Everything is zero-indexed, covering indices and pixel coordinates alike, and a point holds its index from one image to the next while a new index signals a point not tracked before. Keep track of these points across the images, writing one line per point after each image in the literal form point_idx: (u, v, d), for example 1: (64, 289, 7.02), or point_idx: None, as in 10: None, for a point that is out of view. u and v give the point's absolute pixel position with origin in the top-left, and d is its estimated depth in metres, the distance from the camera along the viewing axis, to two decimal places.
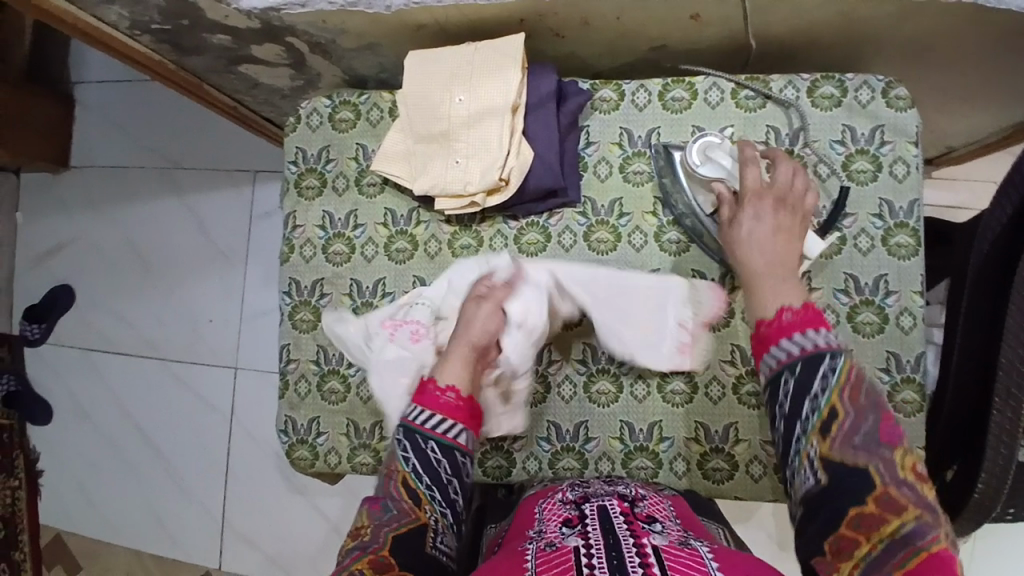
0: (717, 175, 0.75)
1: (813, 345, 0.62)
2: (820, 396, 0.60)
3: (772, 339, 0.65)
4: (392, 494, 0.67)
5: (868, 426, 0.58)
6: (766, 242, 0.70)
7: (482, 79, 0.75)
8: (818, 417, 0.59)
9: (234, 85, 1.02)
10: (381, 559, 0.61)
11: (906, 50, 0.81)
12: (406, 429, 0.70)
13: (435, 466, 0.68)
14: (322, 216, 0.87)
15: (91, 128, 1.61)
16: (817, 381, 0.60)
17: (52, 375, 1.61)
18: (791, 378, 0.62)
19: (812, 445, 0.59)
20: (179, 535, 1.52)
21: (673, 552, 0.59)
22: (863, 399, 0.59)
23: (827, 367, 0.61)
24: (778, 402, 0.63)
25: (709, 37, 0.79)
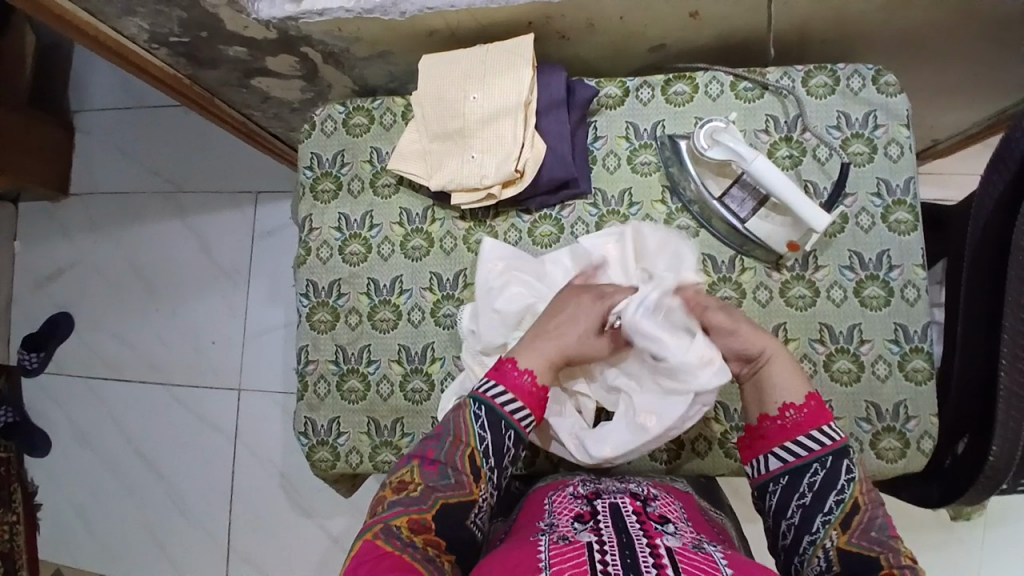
0: (725, 154, 0.77)
1: (830, 442, 0.67)
2: (846, 490, 0.65)
3: (785, 435, 0.68)
4: (454, 464, 0.69)
5: (881, 516, 0.64)
6: (750, 339, 0.72)
7: (494, 77, 0.79)
8: (842, 509, 0.64)
9: (245, 98, 1.05)
10: (422, 521, 0.64)
11: (891, 43, 0.86)
12: (486, 403, 0.71)
13: (503, 451, 0.71)
14: (338, 218, 0.89)
15: (92, 155, 1.62)
16: (843, 474, 0.66)
17: (51, 403, 1.58)
18: (819, 471, 0.66)
19: (831, 537, 0.63)
20: (183, 563, 1.48)
21: (686, 553, 0.59)
22: (875, 496, 0.66)
23: (849, 464, 0.66)
24: (797, 490, 0.66)
25: (706, 35, 0.84)
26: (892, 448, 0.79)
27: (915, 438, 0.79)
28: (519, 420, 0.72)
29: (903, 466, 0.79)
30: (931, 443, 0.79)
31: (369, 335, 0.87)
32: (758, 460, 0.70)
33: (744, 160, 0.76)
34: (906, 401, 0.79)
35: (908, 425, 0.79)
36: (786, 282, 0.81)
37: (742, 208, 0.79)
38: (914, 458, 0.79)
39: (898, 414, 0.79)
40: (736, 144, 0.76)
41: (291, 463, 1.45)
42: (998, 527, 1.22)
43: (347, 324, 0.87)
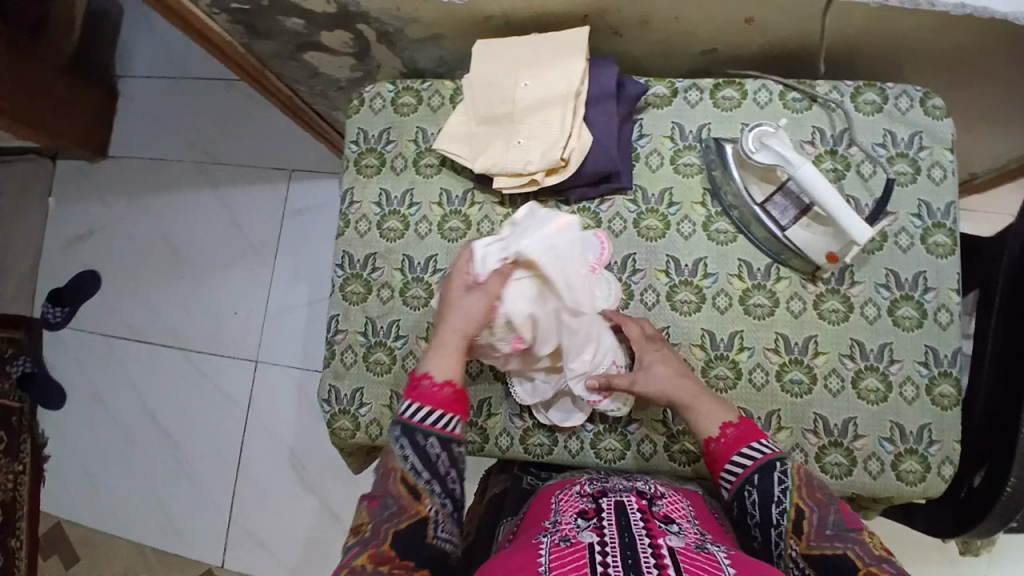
0: (772, 160, 0.76)
1: (761, 456, 0.68)
2: (783, 500, 0.65)
3: (724, 457, 0.70)
4: (391, 492, 0.67)
5: (831, 513, 0.64)
6: (669, 377, 0.75)
7: (547, 66, 0.80)
8: (788, 518, 0.64)
9: (295, 72, 1.07)
10: (381, 553, 0.63)
11: (942, 67, 0.87)
12: (405, 426, 0.69)
13: (434, 459, 0.69)
14: (379, 193, 0.90)
15: (133, 120, 1.65)
16: (776, 485, 0.66)
17: (70, 359, 1.60)
18: (752, 490, 0.67)
19: (792, 545, 0.63)
20: (184, 530, 1.48)
21: (688, 553, 0.59)
22: (817, 493, 0.66)
23: (780, 474, 0.66)
24: (749, 511, 0.67)
25: (758, 43, 0.84)
26: (913, 471, 0.78)
27: (936, 463, 0.78)
28: (441, 425, 0.70)
29: (921, 490, 0.78)
30: (951, 469, 0.79)
31: (399, 311, 0.87)
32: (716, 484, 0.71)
33: (790, 167, 0.75)
34: (931, 425, 0.78)
35: (931, 449, 0.78)
36: (821, 295, 0.81)
37: (783, 216, 0.79)
38: (933, 482, 0.79)
39: (922, 437, 0.78)
40: (783, 149, 0.76)
41: (300, 439, 1.46)
42: (1009, 569, 1.20)
43: (378, 299, 0.88)
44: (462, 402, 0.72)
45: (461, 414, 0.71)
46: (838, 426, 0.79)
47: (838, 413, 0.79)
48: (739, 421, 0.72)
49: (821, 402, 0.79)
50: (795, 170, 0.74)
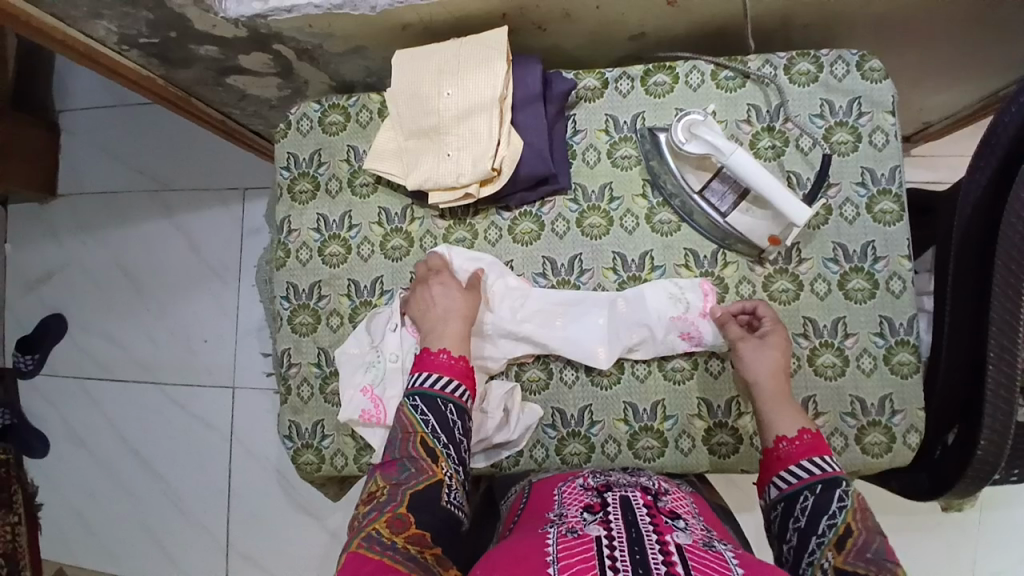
0: (704, 148, 0.75)
1: (821, 471, 0.66)
2: (837, 515, 0.63)
3: (789, 460, 0.69)
4: (411, 454, 0.69)
5: (878, 543, 0.61)
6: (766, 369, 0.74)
7: (468, 72, 0.77)
8: (834, 531, 0.62)
9: (222, 96, 1.04)
10: (399, 518, 0.63)
11: (877, 27, 0.84)
12: (422, 394, 0.73)
13: (451, 426, 0.72)
14: (316, 219, 0.88)
15: (78, 155, 1.61)
16: (834, 501, 0.64)
17: (47, 404, 1.59)
18: (808, 497, 0.65)
19: (827, 556, 0.60)
20: (183, 560, 1.49)
21: (696, 551, 0.57)
22: (870, 522, 0.63)
23: (841, 492, 0.64)
24: (793, 515, 0.65)
25: (685, 22, 0.82)
26: (878, 443, 0.78)
27: (901, 432, 0.78)
28: (455, 394, 0.74)
29: (889, 461, 0.78)
30: (917, 437, 0.78)
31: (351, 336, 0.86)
32: (764, 493, 0.70)
33: (719, 154, 0.74)
34: (892, 395, 0.78)
35: (894, 419, 0.78)
36: (770, 276, 0.80)
37: (722, 201, 0.77)
38: (901, 452, 0.78)
39: (884, 408, 0.78)
40: (712, 137, 0.74)
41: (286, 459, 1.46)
42: (991, 511, 1.22)
43: (328, 327, 0.87)
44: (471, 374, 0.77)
45: (471, 389, 0.76)
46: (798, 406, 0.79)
47: (798, 392, 0.79)
48: (816, 433, 0.70)
49: None
50: (723, 157, 0.74)
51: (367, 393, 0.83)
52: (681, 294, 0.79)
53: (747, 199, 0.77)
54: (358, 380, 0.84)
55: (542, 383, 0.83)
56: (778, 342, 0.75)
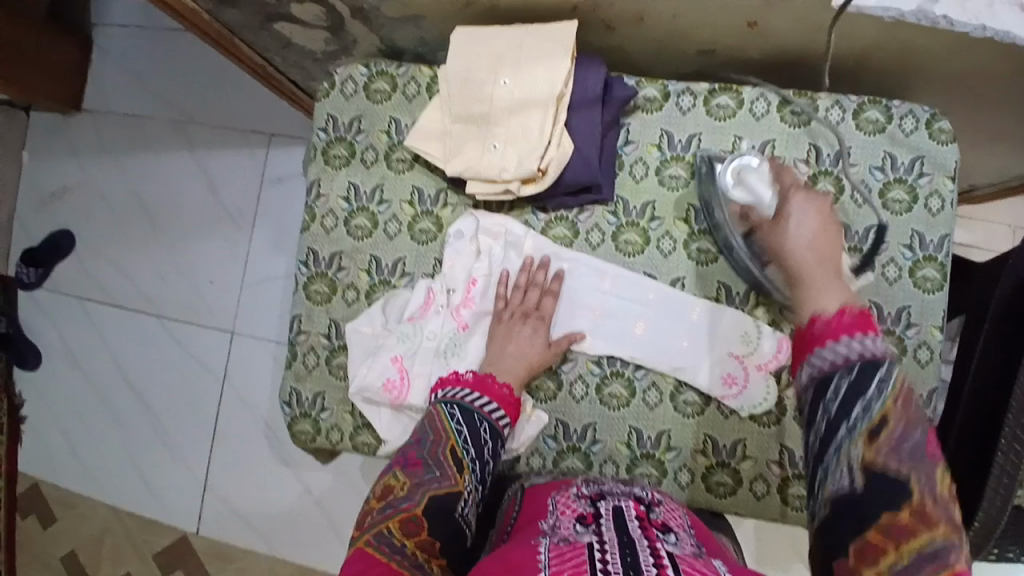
0: (751, 201, 0.72)
1: (869, 352, 0.53)
2: (873, 403, 0.51)
3: (821, 340, 0.56)
4: (437, 459, 0.66)
5: (918, 436, 0.49)
6: (812, 237, 0.66)
7: (529, 64, 0.74)
8: (869, 421, 0.50)
9: (266, 42, 1.00)
10: (413, 520, 0.61)
11: (953, 83, 0.81)
12: (462, 406, 0.71)
13: (482, 443, 0.69)
14: (347, 187, 0.86)
15: (107, 73, 1.57)
16: (873, 383, 0.51)
17: (45, 320, 1.58)
18: (842, 380, 0.53)
19: (856, 448, 0.50)
20: (159, 494, 1.49)
21: (687, 558, 0.55)
22: (914, 408, 0.51)
23: (884, 373, 0.52)
24: (822, 397, 0.54)
25: (759, 47, 0.78)
26: None
27: None
28: (493, 416, 0.72)
29: None
30: None
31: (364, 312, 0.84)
32: (797, 367, 0.58)
33: (765, 206, 0.71)
34: None
35: None
36: None
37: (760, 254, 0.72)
38: None
39: None
40: (766, 190, 0.72)
41: (274, 411, 1.45)
42: None
43: (344, 299, 0.85)
44: (517, 409, 0.74)
45: (513, 419, 0.74)
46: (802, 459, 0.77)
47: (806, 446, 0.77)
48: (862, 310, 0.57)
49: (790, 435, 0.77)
50: (776, 198, 0.70)
51: (389, 389, 0.80)
52: (756, 339, 0.77)
53: (796, 189, 0.69)
54: (377, 376, 0.80)
55: (549, 394, 0.81)
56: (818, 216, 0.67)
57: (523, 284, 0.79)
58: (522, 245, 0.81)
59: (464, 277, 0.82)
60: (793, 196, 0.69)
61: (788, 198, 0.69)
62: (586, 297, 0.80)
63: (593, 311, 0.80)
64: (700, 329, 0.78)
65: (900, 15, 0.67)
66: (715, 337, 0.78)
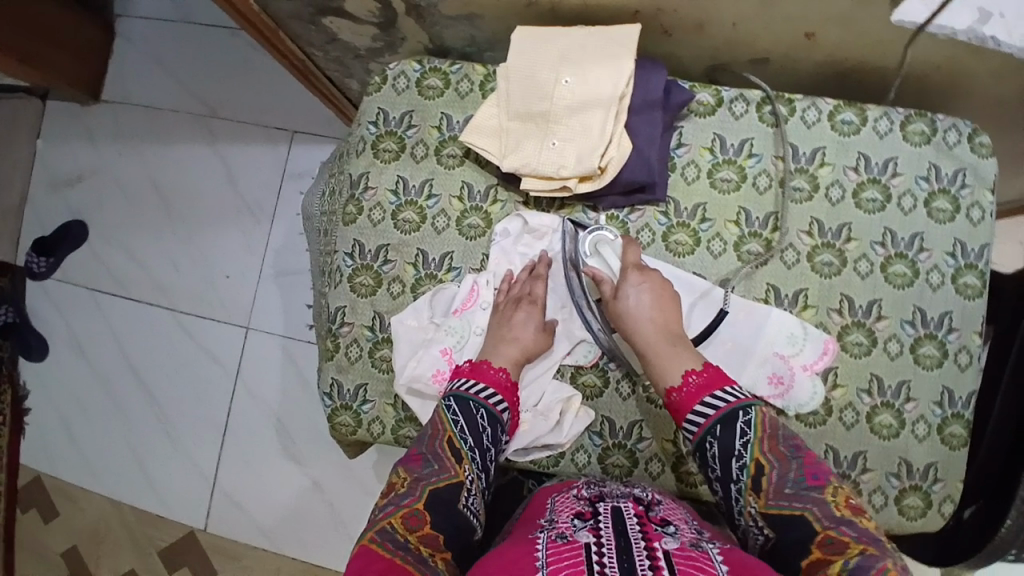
0: (600, 270, 0.80)
1: (732, 399, 0.66)
2: (744, 454, 0.62)
3: (685, 407, 0.67)
4: (437, 452, 0.67)
5: (791, 471, 0.61)
6: (649, 309, 0.75)
7: (592, 64, 0.75)
8: (748, 474, 0.62)
9: (311, 36, 1.00)
10: (415, 513, 0.61)
11: (996, 102, 0.83)
12: (458, 396, 0.72)
13: (480, 431, 0.70)
14: (396, 181, 0.86)
15: (129, 62, 1.55)
16: (738, 439, 0.63)
17: (53, 310, 1.55)
18: (714, 443, 0.64)
19: (750, 502, 0.61)
20: (166, 490, 1.46)
21: (683, 553, 0.55)
22: (778, 446, 0.63)
23: (742, 426, 0.64)
24: (709, 466, 0.65)
25: (811, 57, 0.80)
26: (914, 506, 0.78)
27: (937, 500, 0.79)
28: (490, 402, 0.73)
29: (920, 525, 0.79)
30: (950, 507, 0.79)
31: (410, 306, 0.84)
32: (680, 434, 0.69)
33: (613, 274, 0.79)
34: (938, 464, 0.78)
35: (934, 487, 0.78)
36: (846, 327, 0.79)
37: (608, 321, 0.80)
38: (933, 518, 0.79)
39: (927, 475, 0.78)
40: (614, 264, 0.80)
41: (288, 408, 1.43)
42: None
43: (389, 293, 0.85)
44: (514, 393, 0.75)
45: (512, 404, 0.75)
46: (847, 460, 0.78)
47: (849, 447, 0.78)
48: (711, 369, 0.70)
49: (834, 435, 0.78)
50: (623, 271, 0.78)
51: (439, 379, 0.80)
52: (802, 340, 0.78)
53: (635, 268, 0.77)
54: (427, 366, 0.80)
55: (593, 391, 0.82)
56: (655, 287, 0.76)
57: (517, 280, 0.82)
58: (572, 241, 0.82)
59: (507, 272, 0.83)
60: (633, 272, 0.77)
61: (625, 276, 0.77)
62: None
63: None
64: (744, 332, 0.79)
65: (952, 34, 0.70)
66: (760, 338, 0.78)
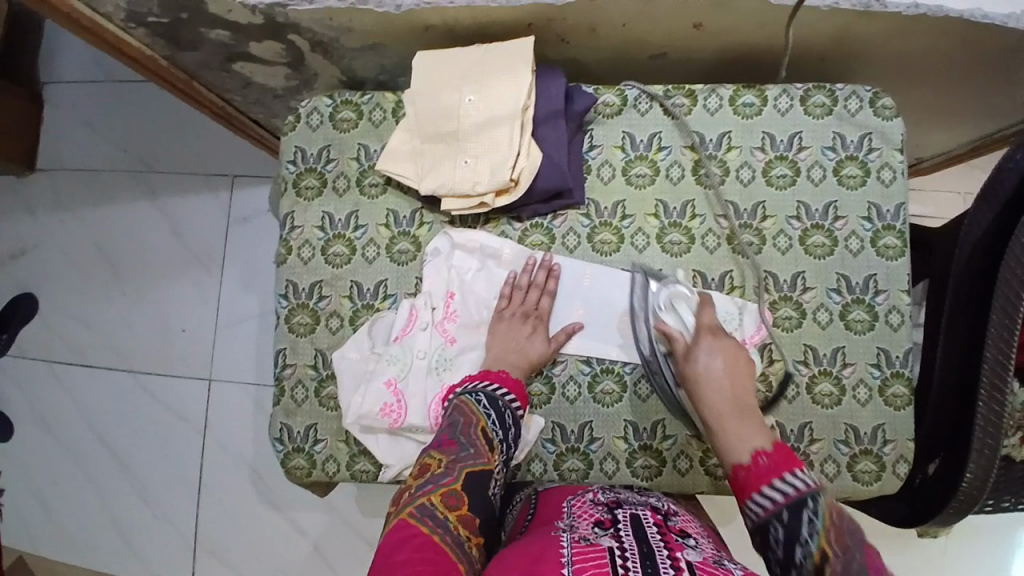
0: (672, 326, 0.78)
1: (804, 485, 0.59)
2: (809, 543, 0.56)
3: (753, 486, 0.62)
4: (471, 438, 0.68)
5: (858, 563, 0.55)
6: (722, 381, 0.71)
7: (491, 79, 0.76)
8: (810, 561, 0.56)
9: (226, 83, 1.01)
10: (452, 494, 0.62)
11: (891, 64, 0.86)
12: (490, 393, 0.72)
13: (508, 425, 0.72)
14: (321, 217, 0.86)
15: (60, 129, 1.54)
16: (805, 527, 0.57)
17: (10, 387, 1.52)
18: (779, 528, 0.58)
19: None
20: (147, 556, 1.43)
21: (705, 564, 0.56)
22: (847, 533, 0.56)
23: (811, 513, 0.57)
24: (770, 546, 0.59)
25: (706, 46, 0.82)
26: (868, 470, 0.79)
27: (891, 461, 0.80)
28: (511, 404, 0.73)
29: (878, 489, 0.80)
30: (906, 467, 0.80)
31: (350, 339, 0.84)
32: (742, 512, 0.63)
33: (687, 334, 0.77)
34: (885, 425, 0.80)
35: (885, 449, 0.79)
36: (774, 303, 0.81)
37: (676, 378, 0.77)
38: (889, 482, 0.80)
39: (876, 438, 0.79)
40: (690, 322, 0.78)
41: (261, 455, 1.42)
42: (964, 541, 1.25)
43: (327, 328, 0.85)
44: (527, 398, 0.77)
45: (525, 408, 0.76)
46: (793, 433, 0.80)
47: (794, 419, 0.80)
48: (786, 447, 0.64)
49: (777, 410, 0.80)
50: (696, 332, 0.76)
51: (386, 413, 0.79)
52: (738, 318, 0.80)
53: (710, 331, 0.75)
54: (372, 401, 0.80)
55: (543, 398, 0.82)
56: (733, 357, 0.73)
57: (522, 285, 0.81)
58: (501, 253, 0.83)
59: (442, 293, 0.83)
60: (705, 335, 0.75)
61: (697, 338, 0.75)
62: (573, 302, 0.83)
63: (577, 311, 0.83)
64: None
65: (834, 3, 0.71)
66: None
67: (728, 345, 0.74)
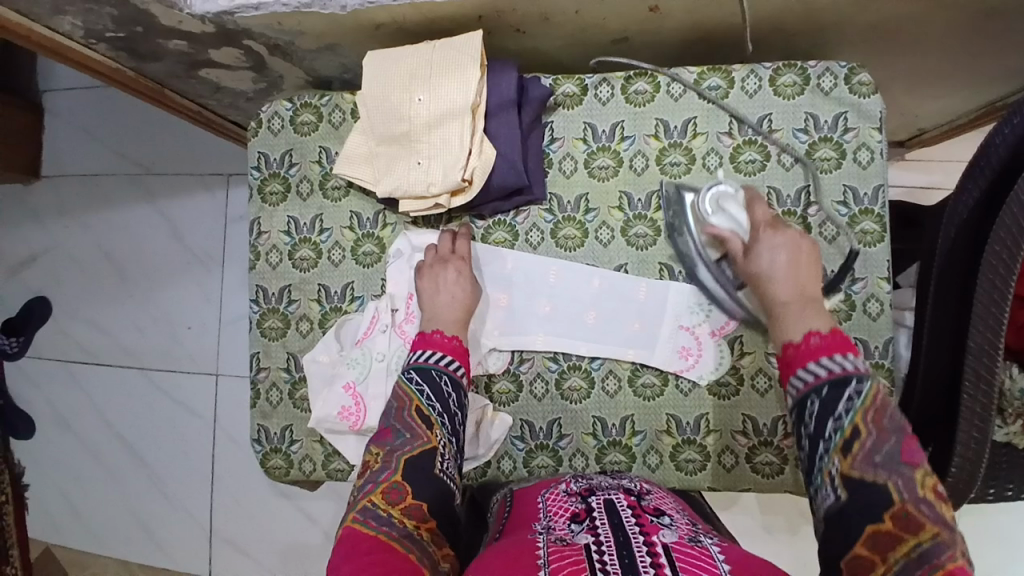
0: (726, 227, 0.75)
1: (848, 367, 0.62)
2: (843, 417, 0.60)
3: (799, 363, 0.65)
4: (406, 422, 0.69)
5: (889, 443, 0.58)
6: (782, 272, 0.70)
7: (440, 78, 0.74)
8: (840, 435, 0.59)
9: (196, 88, 1.01)
10: (394, 487, 0.64)
11: (870, 35, 0.80)
12: (416, 366, 0.73)
13: (446, 397, 0.71)
14: (287, 221, 0.87)
15: (61, 137, 1.58)
16: (843, 401, 0.60)
17: (32, 388, 1.60)
18: (816, 402, 0.62)
19: (835, 463, 0.59)
20: (168, 545, 1.50)
21: (681, 548, 0.54)
22: (886, 418, 0.59)
23: (851, 390, 0.61)
24: (803, 421, 0.63)
25: (668, 27, 0.78)
26: None
27: None
28: (450, 368, 0.73)
29: None
30: None
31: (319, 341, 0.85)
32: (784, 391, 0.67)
33: (742, 233, 0.75)
34: None
35: None
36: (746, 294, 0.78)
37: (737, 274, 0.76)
38: None
39: None
40: (742, 218, 0.75)
41: None
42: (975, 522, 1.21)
43: (297, 332, 0.86)
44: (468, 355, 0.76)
45: (468, 366, 0.75)
46: (768, 426, 0.77)
47: (768, 413, 0.77)
48: (840, 336, 0.65)
49: (749, 403, 0.78)
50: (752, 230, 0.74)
51: (345, 416, 0.81)
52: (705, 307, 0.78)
53: (767, 225, 0.73)
54: (333, 405, 0.82)
55: (511, 396, 0.82)
56: (796, 248, 0.71)
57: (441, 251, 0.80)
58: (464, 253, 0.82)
59: (404, 293, 0.83)
60: (764, 230, 0.72)
61: (756, 234, 0.73)
62: (538, 297, 0.81)
63: (544, 306, 0.81)
64: (648, 309, 0.79)
65: None
66: (665, 315, 0.79)
67: (790, 236, 0.71)
